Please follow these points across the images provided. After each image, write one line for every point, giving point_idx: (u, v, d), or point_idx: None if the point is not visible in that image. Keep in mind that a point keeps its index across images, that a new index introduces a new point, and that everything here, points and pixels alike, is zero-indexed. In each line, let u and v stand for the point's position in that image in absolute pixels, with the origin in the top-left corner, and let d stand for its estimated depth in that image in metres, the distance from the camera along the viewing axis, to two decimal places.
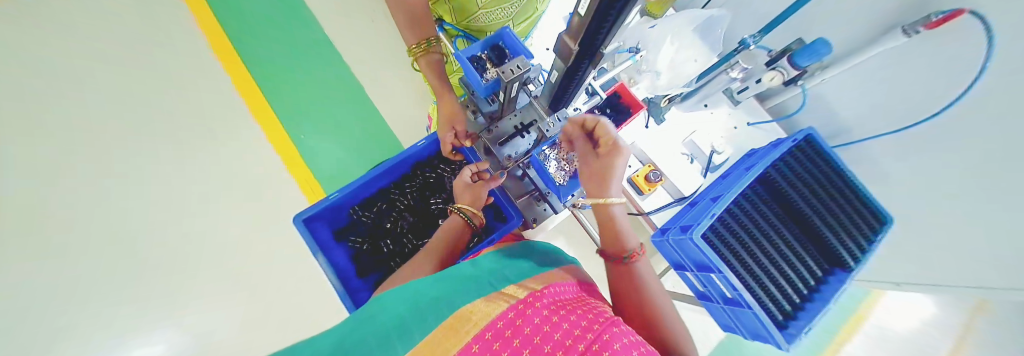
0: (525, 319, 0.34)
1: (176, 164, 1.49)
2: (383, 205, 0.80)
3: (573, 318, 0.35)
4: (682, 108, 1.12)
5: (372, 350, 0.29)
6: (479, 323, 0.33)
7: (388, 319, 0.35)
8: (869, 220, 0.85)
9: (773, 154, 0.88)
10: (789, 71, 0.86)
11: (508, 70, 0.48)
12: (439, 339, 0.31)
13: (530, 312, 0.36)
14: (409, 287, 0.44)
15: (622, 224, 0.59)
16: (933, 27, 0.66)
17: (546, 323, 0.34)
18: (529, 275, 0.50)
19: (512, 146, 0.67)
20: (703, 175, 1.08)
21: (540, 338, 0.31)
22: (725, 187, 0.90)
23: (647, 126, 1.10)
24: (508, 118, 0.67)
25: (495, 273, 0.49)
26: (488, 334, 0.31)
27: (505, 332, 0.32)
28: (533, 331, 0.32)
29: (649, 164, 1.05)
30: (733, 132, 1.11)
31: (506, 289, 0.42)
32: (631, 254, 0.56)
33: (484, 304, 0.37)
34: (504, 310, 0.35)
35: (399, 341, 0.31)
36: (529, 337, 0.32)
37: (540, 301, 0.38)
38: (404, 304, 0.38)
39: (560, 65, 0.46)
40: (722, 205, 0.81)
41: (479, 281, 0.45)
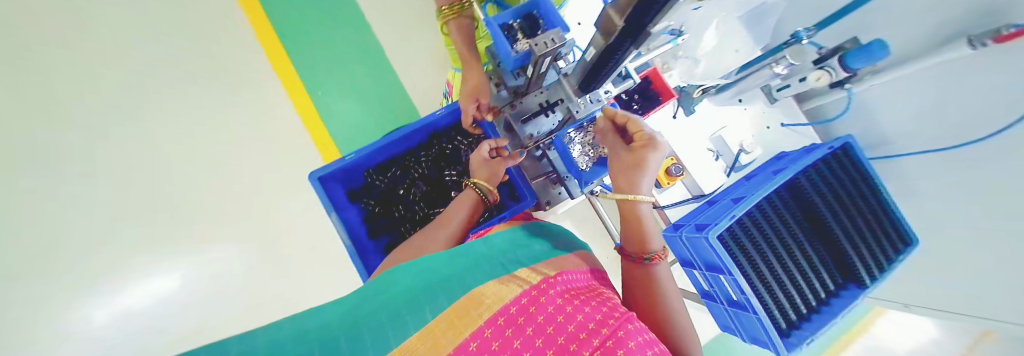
0: (539, 306, 0.36)
1: (184, 103, 1.44)
2: (397, 171, 0.80)
3: (587, 309, 0.37)
4: (714, 101, 1.05)
5: (386, 324, 0.33)
6: (492, 307, 0.35)
7: (405, 296, 0.39)
8: (894, 239, 0.81)
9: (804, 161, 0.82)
10: (837, 72, 0.78)
11: (541, 45, 0.45)
12: (445, 322, 0.33)
13: (544, 299, 0.38)
14: (424, 263, 0.47)
15: (649, 225, 0.57)
16: (1003, 42, 0.57)
17: (558, 313, 0.36)
18: (543, 259, 0.52)
19: (535, 124, 0.63)
20: (727, 174, 1.04)
21: (552, 329, 0.34)
22: (749, 189, 0.87)
23: (675, 116, 1.03)
24: (534, 94, 0.64)
25: (510, 255, 0.52)
26: (500, 319, 0.34)
27: (517, 319, 0.35)
28: (547, 320, 0.35)
29: (672, 157, 1.00)
30: (765, 132, 1.05)
31: (520, 273, 0.45)
32: (653, 256, 0.54)
33: (499, 289, 0.40)
34: (518, 295, 0.38)
35: (411, 316, 0.34)
36: (542, 327, 0.34)
37: (554, 289, 0.40)
38: (420, 282, 0.42)
39: (599, 42, 0.42)
40: (743, 207, 0.78)
41: (489, 263, 0.48)
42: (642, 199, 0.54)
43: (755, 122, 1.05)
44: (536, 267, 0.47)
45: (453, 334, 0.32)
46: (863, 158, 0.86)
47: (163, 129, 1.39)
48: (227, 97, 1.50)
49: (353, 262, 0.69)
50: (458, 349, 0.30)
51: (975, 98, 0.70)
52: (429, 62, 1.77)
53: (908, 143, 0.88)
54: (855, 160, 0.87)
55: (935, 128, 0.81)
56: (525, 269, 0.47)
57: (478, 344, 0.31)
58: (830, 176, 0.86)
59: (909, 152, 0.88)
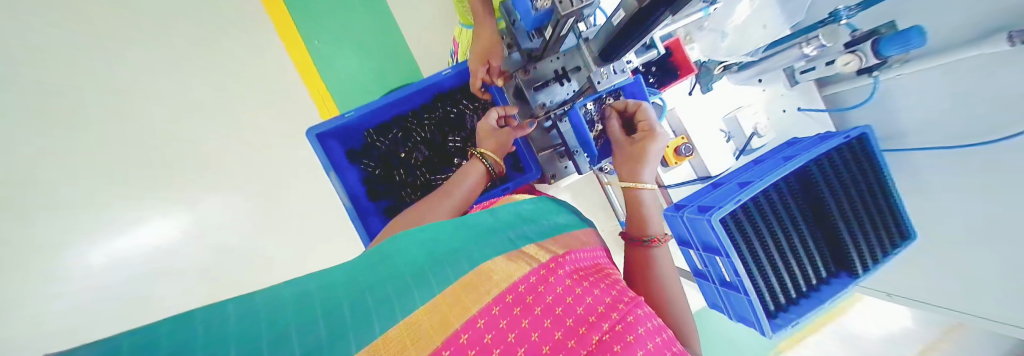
0: (548, 286, 0.38)
1: (162, 39, 1.31)
2: (398, 133, 0.77)
3: (595, 294, 0.39)
4: (734, 79, 1.00)
5: (392, 296, 0.33)
6: (502, 285, 0.37)
7: (408, 263, 0.39)
8: (892, 233, 0.82)
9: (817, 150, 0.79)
10: (869, 58, 0.72)
11: (565, 4, 0.40)
12: (453, 298, 0.34)
13: (552, 280, 0.39)
14: (429, 229, 0.47)
15: (650, 212, 0.59)
16: None
17: (567, 295, 0.38)
18: (552, 234, 0.53)
19: (547, 93, 0.59)
20: (736, 157, 1.02)
21: (561, 310, 0.36)
22: (757, 175, 0.85)
23: (691, 93, 1.00)
24: (550, 60, 0.58)
25: (517, 228, 0.52)
26: (508, 297, 0.35)
27: (526, 298, 0.36)
28: (555, 300, 0.37)
29: (683, 136, 0.97)
30: (781, 116, 1.02)
31: (528, 250, 0.46)
32: (652, 238, 0.56)
33: (507, 264, 0.41)
34: (527, 273, 0.39)
35: (419, 290, 0.34)
36: (551, 307, 0.36)
37: (563, 269, 0.42)
38: (425, 249, 0.43)
39: (631, 5, 0.38)
40: (750, 192, 0.76)
41: (495, 235, 0.48)
42: (644, 186, 0.58)
43: (773, 105, 1.01)
44: (544, 244, 0.48)
45: (462, 309, 0.33)
46: (878, 151, 0.81)
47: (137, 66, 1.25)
48: (212, 35, 1.37)
49: (354, 224, 0.68)
50: (464, 326, 0.31)
51: (1002, 99, 0.67)
52: (433, 17, 1.65)
53: (922, 137, 0.86)
54: (868, 152, 0.82)
55: (954, 126, 0.78)
56: (533, 244, 0.48)
57: (485, 321, 0.32)
58: (841, 169, 0.82)
59: (915, 147, 0.87)
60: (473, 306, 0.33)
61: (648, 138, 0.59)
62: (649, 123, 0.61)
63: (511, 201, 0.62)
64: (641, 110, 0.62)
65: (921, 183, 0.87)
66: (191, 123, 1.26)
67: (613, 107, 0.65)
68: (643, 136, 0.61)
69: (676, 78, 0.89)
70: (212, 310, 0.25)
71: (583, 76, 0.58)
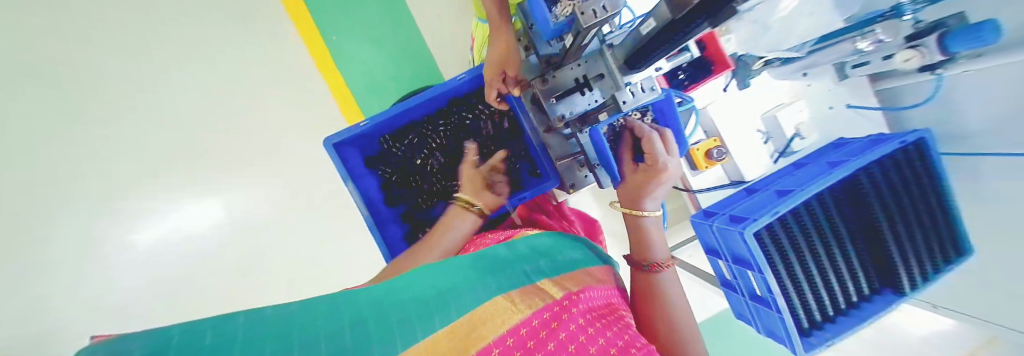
0: (561, 323, 0.38)
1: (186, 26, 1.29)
2: (414, 139, 0.75)
3: (609, 335, 0.38)
4: (774, 73, 0.92)
5: (409, 317, 0.34)
6: (514, 317, 0.37)
7: (426, 290, 0.40)
8: (947, 247, 0.73)
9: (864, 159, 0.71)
10: (932, 53, 0.63)
11: (590, 13, 0.35)
12: (464, 327, 0.34)
13: (567, 317, 0.39)
14: (449, 262, 0.48)
15: (651, 236, 0.56)
16: None
17: (581, 333, 0.37)
18: (567, 270, 0.54)
19: (567, 103, 0.54)
20: (773, 159, 0.94)
21: (575, 347, 0.35)
22: (795, 182, 0.79)
23: (727, 88, 0.92)
24: (570, 67, 0.51)
25: (533, 265, 0.52)
26: (522, 330, 0.35)
27: (539, 332, 0.36)
28: (569, 337, 0.36)
29: (716, 138, 0.89)
30: (827, 113, 0.93)
31: (541, 284, 0.47)
32: (652, 264, 0.53)
33: (520, 300, 0.41)
34: (540, 309, 0.39)
35: (437, 314, 0.34)
36: (565, 343, 0.35)
37: (577, 308, 0.41)
38: (445, 279, 0.43)
39: (663, 14, 0.33)
40: (791, 202, 0.70)
41: (514, 270, 0.49)
42: (641, 213, 0.55)
43: (818, 101, 0.92)
44: (563, 282, 0.49)
45: (474, 335, 0.33)
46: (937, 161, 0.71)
47: (165, 53, 1.25)
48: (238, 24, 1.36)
49: (371, 232, 0.69)
50: (479, 353, 0.31)
51: None
52: (453, 13, 1.63)
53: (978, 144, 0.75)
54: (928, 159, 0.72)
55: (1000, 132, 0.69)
56: (547, 280, 0.48)
57: (500, 349, 0.32)
58: (898, 181, 0.73)
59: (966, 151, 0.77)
60: (479, 339, 0.33)
61: (647, 177, 0.54)
62: (654, 159, 0.53)
63: (522, 236, 0.64)
64: (651, 140, 0.54)
65: (977, 193, 0.76)
66: (215, 114, 1.27)
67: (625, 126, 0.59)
68: (646, 173, 0.55)
69: (711, 74, 0.84)
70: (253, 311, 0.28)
71: (608, 86, 0.51)
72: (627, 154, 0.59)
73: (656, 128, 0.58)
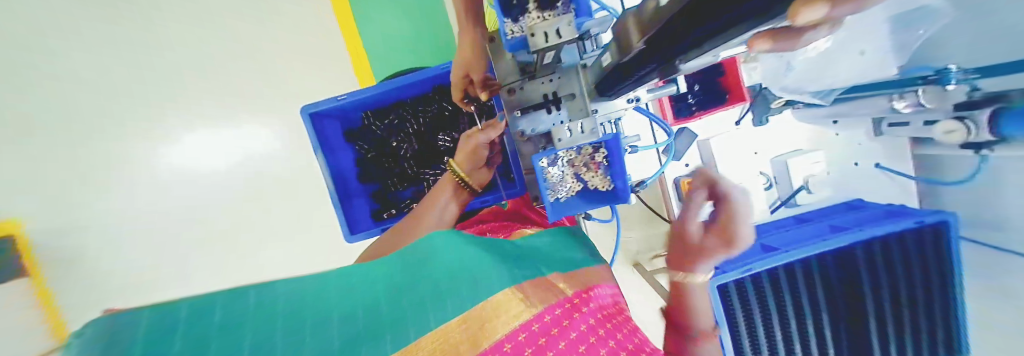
0: (572, 322, 0.37)
1: None
2: (394, 120, 0.74)
3: (616, 340, 0.37)
4: (801, 114, 0.83)
5: (407, 317, 0.33)
6: (530, 309, 0.36)
7: (441, 271, 0.40)
8: (937, 338, 0.67)
9: (878, 229, 0.64)
10: (981, 131, 0.52)
11: (541, 36, 0.32)
12: (470, 328, 0.34)
13: (577, 315, 0.39)
14: (459, 242, 0.45)
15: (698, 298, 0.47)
16: None
17: (591, 335, 0.37)
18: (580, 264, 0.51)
19: (532, 118, 0.46)
20: (772, 209, 0.86)
21: (584, 348, 0.35)
22: (787, 241, 0.74)
23: (739, 121, 0.84)
24: (541, 81, 0.47)
25: (551, 258, 0.50)
26: (535, 327, 0.35)
27: (550, 329, 0.36)
28: (578, 338, 0.36)
29: (709, 174, 0.82)
30: (849, 169, 0.84)
31: (556, 278, 0.44)
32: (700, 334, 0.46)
33: (533, 289, 0.39)
34: (552, 304, 0.38)
35: (434, 314, 0.34)
36: (575, 343, 0.35)
37: (588, 306, 0.40)
38: (450, 269, 0.40)
39: (614, 53, 0.29)
40: (772, 262, 0.65)
41: (528, 261, 0.47)
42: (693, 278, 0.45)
43: (842, 154, 0.83)
44: (579, 276, 0.47)
45: (487, 329, 0.34)
46: (953, 245, 0.62)
47: None
48: None
49: (333, 205, 0.69)
50: (489, 349, 0.32)
51: None
52: None
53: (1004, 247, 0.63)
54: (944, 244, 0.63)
55: None
56: (564, 272, 0.47)
57: (510, 346, 0.33)
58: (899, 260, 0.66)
59: (992, 243, 0.66)
60: (488, 337, 0.33)
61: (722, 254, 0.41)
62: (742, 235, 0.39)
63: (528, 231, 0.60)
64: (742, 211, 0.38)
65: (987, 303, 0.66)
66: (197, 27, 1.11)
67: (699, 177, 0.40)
68: (720, 239, 0.41)
69: (721, 105, 0.84)
70: (232, 298, 0.28)
71: (576, 107, 0.46)
72: (688, 211, 0.42)
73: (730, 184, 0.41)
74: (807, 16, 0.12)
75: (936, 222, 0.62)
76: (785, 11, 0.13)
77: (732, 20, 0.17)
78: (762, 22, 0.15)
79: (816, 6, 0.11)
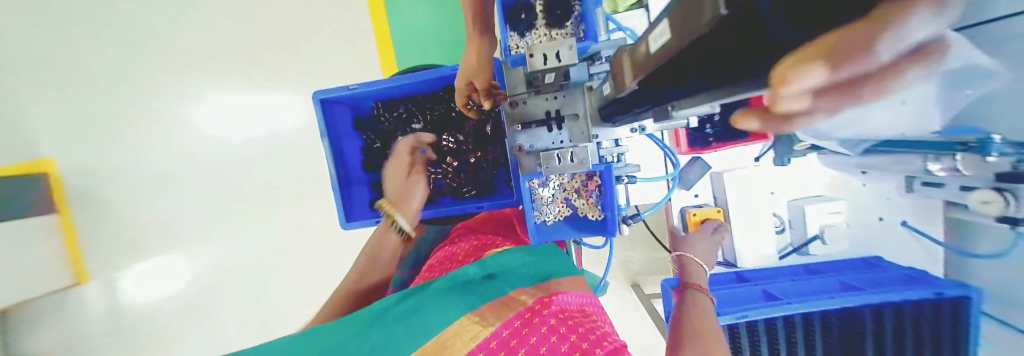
0: (531, 329, 0.34)
1: None
2: (402, 114, 0.74)
3: (579, 333, 0.33)
4: (828, 161, 0.78)
5: None
6: (486, 327, 0.35)
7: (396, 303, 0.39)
8: None
9: (874, 297, 0.61)
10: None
11: (541, 57, 0.32)
12: None
13: (537, 321, 0.36)
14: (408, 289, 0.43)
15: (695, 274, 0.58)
16: None
17: (552, 334, 0.34)
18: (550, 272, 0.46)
19: (531, 134, 0.46)
20: (781, 255, 0.81)
21: (545, 349, 0.32)
22: (791, 291, 0.70)
23: (759, 158, 0.80)
24: (545, 98, 0.45)
25: (519, 274, 0.46)
26: (493, 343, 0.33)
27: (509, 342, 0.33)
28: (538, 340, 0.33)
29: (721, 210, 0.77)
30: (873, 224, 0.78)
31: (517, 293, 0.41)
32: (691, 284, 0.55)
33: (491, 309, 0.37)
34: (505, 322, 0.36)
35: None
36: (535, 348, 0.32)
37: (549, 308, 0.37)
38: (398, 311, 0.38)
39: (615, 87, 0.28)
40: (769, 314, 0.63)
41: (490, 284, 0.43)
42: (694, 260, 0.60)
43: (867, 207, 0.78)
44: (547, 284, 0.43)
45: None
46: (970, 327, 0.60)
47: None
48: None
49: (333, 192, 0.71)
50: None
51: None
52: None
53: None
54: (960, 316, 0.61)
55: None
56: (529, 286, 0.43)
57: None
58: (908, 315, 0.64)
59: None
60: None
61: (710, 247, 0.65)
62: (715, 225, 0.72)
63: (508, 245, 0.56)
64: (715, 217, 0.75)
65: None
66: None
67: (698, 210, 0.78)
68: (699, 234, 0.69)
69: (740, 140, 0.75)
70: None
71: (579, 129, 0.44)
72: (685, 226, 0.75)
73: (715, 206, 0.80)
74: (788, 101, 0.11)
75: (958, 296, 0.60)
76: (771, 87, 0.12)
77: (730, 80, 0.16)
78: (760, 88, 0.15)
79: (798, 96, 0.11)
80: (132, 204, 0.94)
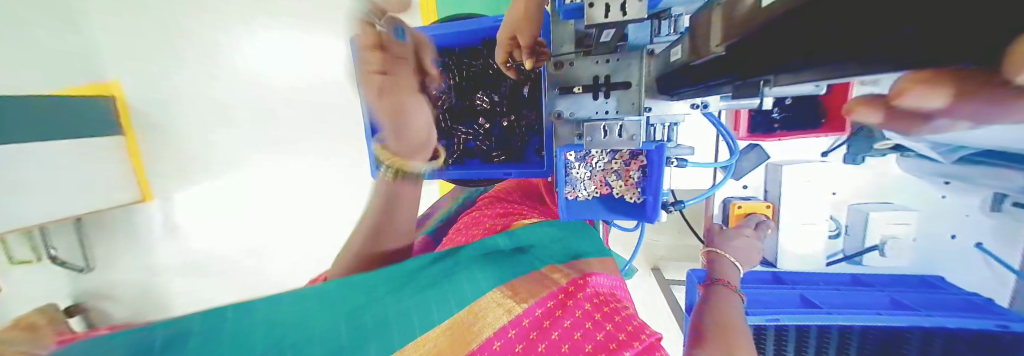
0: (565, 312, 0.34)
1: None
2: (437, 67, 0.71)
3: (614, 322, 0.32)
4: (907, 166, 0.67)
5: (390, 323, 0.31)
6: (520, 304, 0.34)
7: (430, 265, 0.39)
8: None
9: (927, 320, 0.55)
10: None
11: (601, 8, 0.27)
12: (453, 336, 0.31)
13: (570, 303, 0.35)
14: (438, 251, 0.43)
15: (728, 272, 0.54)
16: None
17: (586, 321, 0.33)
18: (578, 257, 0.44)
19: (574, 102, 0.42)
20: (829, 261, 0.74)
21: (579, 335, 0.31)
22: (836, 302, 0.65)
23: (827, 153, 0.71)
24: (595, 60, 0.40)
25: (551, 251, 0.45)
26: (526, 321, 0.33)
27: (542, 322, 0.33)
28: (572, 326, 0.32)
29: (768, 205, 0.70)
30: (945, 242, 0.68)
31: (547, 273, 0.40)
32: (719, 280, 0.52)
33: (522, 285, 0.37)
34: (537, 302, 0.34)
35: (418, 317, 0.32)
36: (569, 332, 0.32)
37: (583, 292, 0.36)
38: (430, 277, 0.38)
39: (687, 55, 0.24)
40: (805, 320, 0.59)
41: (519, 259, 0.42)
42: (724, 254, 0.57)
43: (946, 222, 0.67)
44: (577, 264, 0.42)
45: (475, 325, 0.32)
46: None
47: None
48: None
49: (365, 142, 0.73)
50: (478, 348, 0.30)
51: None
52: None
53: None
54: None
55: None
56: (560, 265, 0.42)
57: (501, 344, 0.31)
58: (959, 348, 0.58)
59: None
60: (476, 339, 0.31)
61: (754, 251, 0.60)
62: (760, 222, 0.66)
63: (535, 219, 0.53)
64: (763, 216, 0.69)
65: None
66: None
67: (745, 206, 0.71)
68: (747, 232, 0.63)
69: (813, 130, 0.67)
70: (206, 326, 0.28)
71: (629, 98, 0.39)
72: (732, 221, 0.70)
73: (765, 202, 0.72)
74: (939, 95, 0.09)
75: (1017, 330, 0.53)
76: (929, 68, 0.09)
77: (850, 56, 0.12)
78: (881, 69, 0.11)
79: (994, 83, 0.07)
80: (192, 133, 1.03)
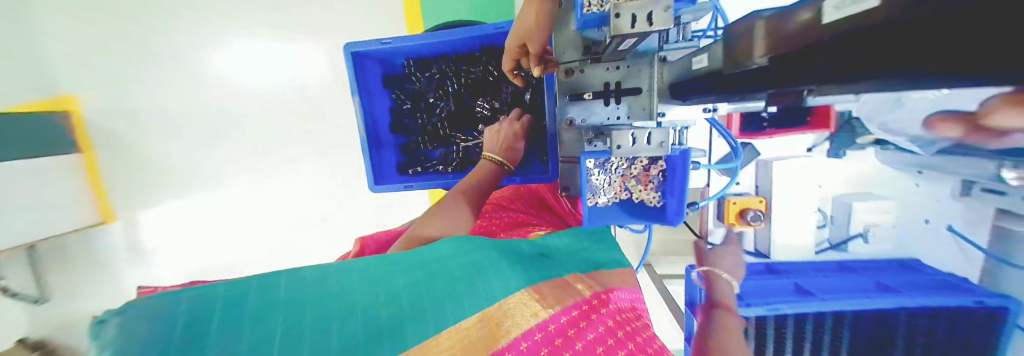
0: (587, 325, 0.33)
1: None
2: (434, 74, 0.70)
3: (637, 343, 0.32)
4: (886, 157, 0.72)
5: (422, 310, 0.29)
6: (547, 308, 0.33)
7: (465, 252, 0.38)
8: None
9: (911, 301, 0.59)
10: None
11: (627, 18, 0.27)
12: (484, 330, 0.30)
13: (593, 317, 0.34)
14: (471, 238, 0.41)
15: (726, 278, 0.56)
16: None
17: (609, 336, 0.32)
18: (596, 269, 0.44)
19: (585, 108, 0.44)
20: (819, 250, 0.78)
21: (602, 350, 0.30)
22: (828, 288, 0.68)
23: (812, 148, 0.74)
24: (606, 67, 0.41)
25: (572, 259, 0.45)
26: (552, 327, 0.32)
27: (566, 331, 0.32)
28: (595, 339, 0.31)
29: (761, 199, 0.73)
30: (918, 226, 0.74)
31: (571, 280, 0.39)
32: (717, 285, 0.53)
33: (551, 290, 0.36)
34: (562, 310, 0.33)
35: (450, 307, 0.30)
36: (592, 345, 0.31)
37: (605, 308, 0.36)
38: (463, 264, 0.36)
39: (719, 62, 0.25)
40: (803, 308, 0.62)
41: (544, 263, 0.41)
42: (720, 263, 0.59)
43: (919, 208, 0.72)
44: (597, 277, 0.41)
45: (505, 322, 0.31)
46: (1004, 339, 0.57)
47: None
48: None
49: (362, 152, 0.70)
50: (507, 346, 0.29)
51: None
52: None
53: None
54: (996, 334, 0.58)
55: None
56: (582, 274, 0.42)
57: (527, 345, 0.29)
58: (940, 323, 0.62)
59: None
60: (506, 336, 0.29)
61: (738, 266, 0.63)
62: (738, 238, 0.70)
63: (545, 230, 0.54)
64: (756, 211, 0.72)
65: None
66: None
67: (739, 202, 0.73)
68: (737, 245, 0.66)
69: (800, 128, 0.69)
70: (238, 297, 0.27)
71: (639, 104, 0.41)
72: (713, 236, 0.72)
73: (757, 196, 0.75)
74: None
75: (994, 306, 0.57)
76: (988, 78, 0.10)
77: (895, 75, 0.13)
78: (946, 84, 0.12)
79: None
80: (169, 148, 0.96)
